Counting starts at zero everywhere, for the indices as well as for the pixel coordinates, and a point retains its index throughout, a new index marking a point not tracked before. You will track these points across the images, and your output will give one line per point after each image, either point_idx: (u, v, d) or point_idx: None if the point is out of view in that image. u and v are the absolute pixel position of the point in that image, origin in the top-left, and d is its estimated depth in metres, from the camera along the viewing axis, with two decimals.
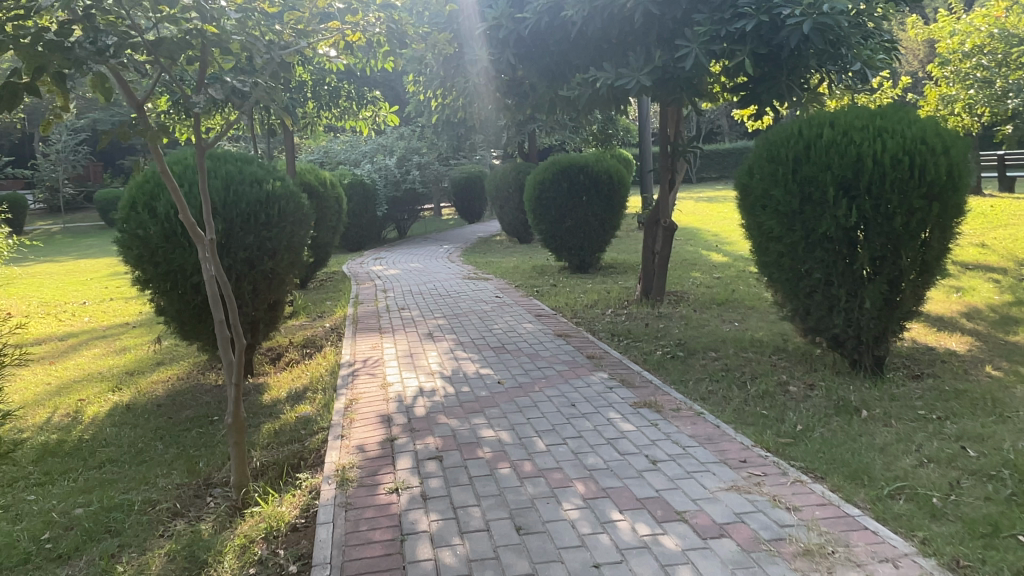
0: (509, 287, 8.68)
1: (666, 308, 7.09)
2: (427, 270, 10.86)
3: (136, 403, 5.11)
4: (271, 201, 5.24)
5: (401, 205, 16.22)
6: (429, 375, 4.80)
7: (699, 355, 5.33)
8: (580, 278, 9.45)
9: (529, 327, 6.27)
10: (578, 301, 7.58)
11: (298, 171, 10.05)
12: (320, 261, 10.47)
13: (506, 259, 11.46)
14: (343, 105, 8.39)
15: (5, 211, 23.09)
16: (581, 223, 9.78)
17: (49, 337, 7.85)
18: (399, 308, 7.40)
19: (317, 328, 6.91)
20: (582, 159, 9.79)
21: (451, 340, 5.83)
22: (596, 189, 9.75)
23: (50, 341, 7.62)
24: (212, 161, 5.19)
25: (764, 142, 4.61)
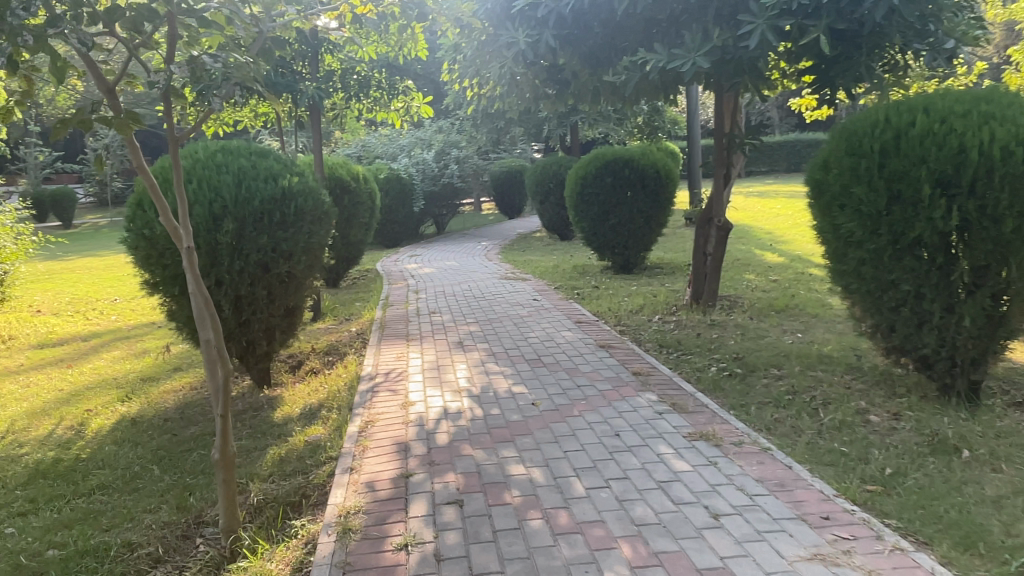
0: (548, 289, 8.16)
1: (719, 315, 6.47)
2: (463, 269, 10.40)
3: (143, 417, 4.75)
4: (288, 197, 4.82)
5: (439, 200, 15.81)
6: (455, 393, 4.31)
7: (760, 373, 4.73)
8: (623, 279, 8.87)
9: (568, 335, 5.74)
10: (623, 306, 7.00)
11: (329, 165, 9.69)
12: (353, 258, 10.09)
13: (545, 258, 10.93)
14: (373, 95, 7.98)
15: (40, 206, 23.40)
16: (626, 220, 9.17)
17: (73, 338, 7.62)
18: (430, 312, 6.95)
19: (342, 333, 6.50)
20: (627, 152, 9.18)
21: (482, 350, 5.35)
22: (642, 184, 9.11)
23: (73, 342, 7.38)
24: (225, 155, 4.80)
25: (842, 131, 4.00)
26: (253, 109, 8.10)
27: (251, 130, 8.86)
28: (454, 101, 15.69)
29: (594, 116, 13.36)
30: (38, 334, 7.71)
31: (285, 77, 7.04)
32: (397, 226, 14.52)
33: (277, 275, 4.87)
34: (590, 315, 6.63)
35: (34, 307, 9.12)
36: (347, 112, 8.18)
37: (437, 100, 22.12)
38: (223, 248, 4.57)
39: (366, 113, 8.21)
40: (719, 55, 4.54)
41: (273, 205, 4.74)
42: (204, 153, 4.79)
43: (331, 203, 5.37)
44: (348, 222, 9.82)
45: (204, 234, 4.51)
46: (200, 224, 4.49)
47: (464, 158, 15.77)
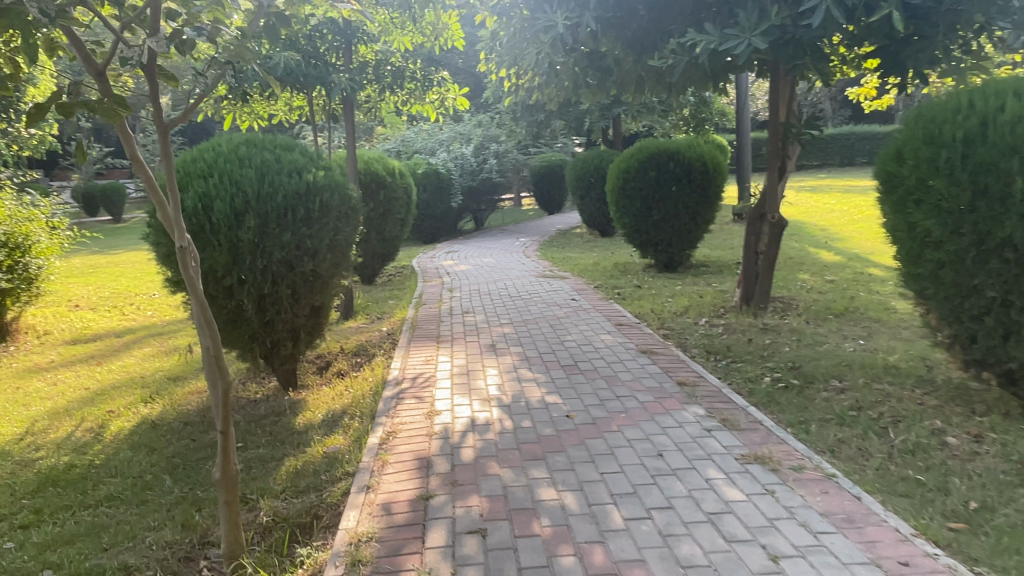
0: (587, 288, 7.81)
1: (771, 319, 6.04)
2: (500, 266, 10.11)
3: (163, 420, 4.58)
4: (313, 192, 4.59)
5: (478, 195, 15.55)
6: (484, 402, 4.01)
7: (819, 385, 4.31)
8: (667, 278, 8.46)
9: (607, 339, 5.39)
10: (667, 308, 6.62)
11: (365, 159, 9.50)
12: (388, 255, 9.89)
13: (585, 255, 10.57)
14: (408, 87, 7.64)
15: (82, 202, 23.88)
16: (670, 216, 8.76)
17: (107, 333, 7.57)
18: (464, 312, 6.68)
19: (372, 333, 6.27)
20: (672, 144, 8.75)
21: (516, 355, 5.05)
22: (688, 178, 8.67)
23: (107, 339, 7.33)
24: (248, 148, 4.59)
25: (920, 118, 3.57)
26: (287, 102, 7.93)
27: (285, 124, 8.71)
28: (494, 94, 15.40)
29: (638, 108, 12.92)
30: (74, 330, 7.70)
31: (317, 68, 6.84)
32: (435, 222, 14.32)
33: (301, 273, 4.64)
34: (632, 317, 6.27)
35: (73, 301, 9.17)
36: (382, 105, 7.96)
37: (478, 94, 21.86)
38: (244, 245, 4.35)
39: (401, 106, 7.99)
40: (777, 35, 4.13)
41: (297, 200, 4.51)
42: (227, 146, 4.58)
43: (358, 198, 5.13)
44: (383, 217, 9.62)
45: (224, 231, 4.29)
46: (220, 220, 4.28)
47: (504, 152, 15.48)
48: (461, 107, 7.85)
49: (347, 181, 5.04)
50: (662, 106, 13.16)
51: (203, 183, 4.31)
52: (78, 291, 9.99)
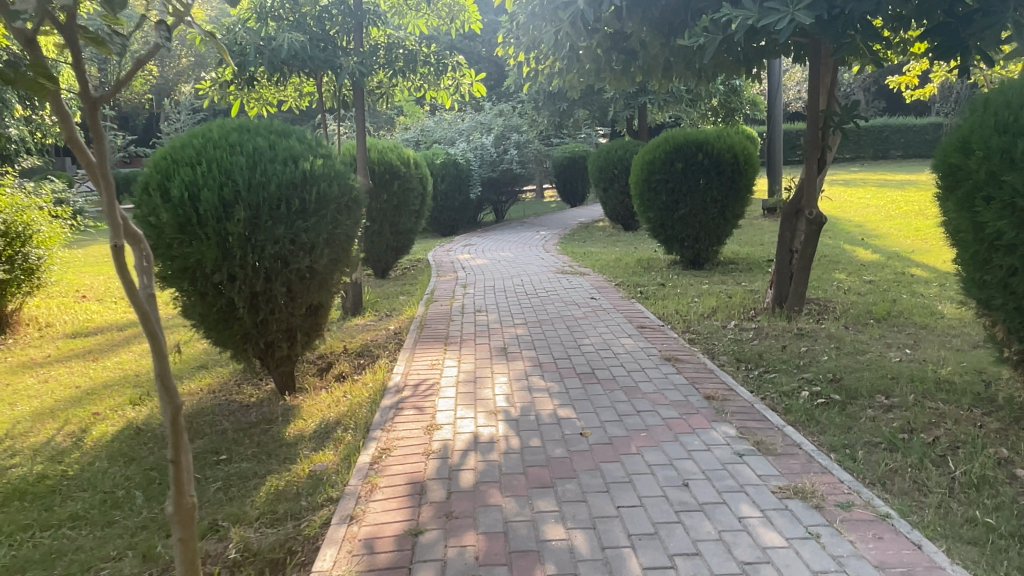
0: (608, 285, 7.40)
1: (806, 323, 5.59)
2: (517, 260, 9.72)
3: (149, 425, 4.29)
4: (310, 180, 4.25)
5: (498, 186, 15.16)
6: (490, 414, 3.65)
7: (863, 402, 3.88)
8: (693, 276, 8.01)
9: (628, 343, 5.00)
10: (693, 309, 6.19)
11: (379, 148, 9.15)
12: (402, 248, 9.56)
13: (607, 250, 10.15)
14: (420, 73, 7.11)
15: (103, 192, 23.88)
16: (697, 210, 8.30)
17: (110, 327, 7.34)
18: (477, 310, 6.32)
19: (379, 331, 5.94)
20: (700, 134, 8.28)
21: (529, 360, 4.66)
22: (716, 170, 8.20)
23: (109, 334, 7.09)
24: (240, 134, 4.26)
25: (991, 103, 3.11)
26: (297, 88, 7.60)
27: (296, 111, 8.39)
28: (516, 83, 14.97)
29: (665, 97, 12.42)
30: (78, 323, 7.49)
31: (325, 52, 6.50)
32: (454, 214, 13.96)
33: (296, 269, 4.30)
34: (656, 319, 5.86)
35: (81, 293, 8.97)
36: (393, 92, 7.62)
37: (500, 84, 21.43)
38: (234, 238, 4.02)
39: (412, 92, 7.66)
40: (824, 9, 3.69)
41: (292, 188, 4.17)
42: (218, 132, 4.25)
43: (361, 188, 4.78)
44: (397, 209, 9.28)
45: (212, 224, 3.97)
46: (208, 212, 3.96)
47: (525, 142, 15.06)
48: (477, 94, 7.50)
49: (350, 170, 4.70)
50: (690, 95, 12.66)
51: (190, 171, 3.99)
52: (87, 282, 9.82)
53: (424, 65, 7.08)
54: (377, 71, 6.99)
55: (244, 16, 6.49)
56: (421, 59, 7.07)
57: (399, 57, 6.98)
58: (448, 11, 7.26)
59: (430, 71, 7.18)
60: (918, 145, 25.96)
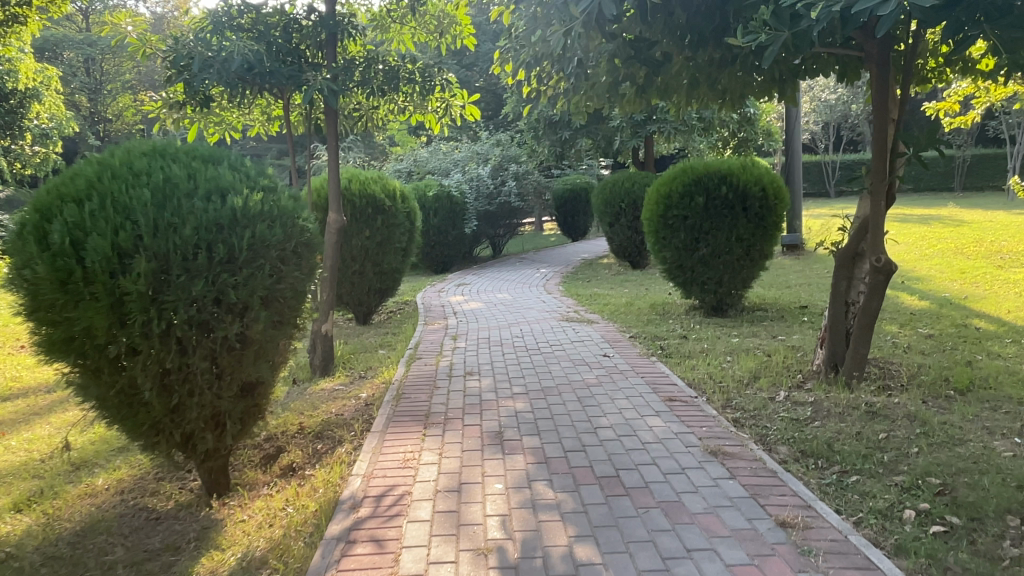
0: (621, 338, 6.33)
1: (873, 396, 4.51)
2: (516, 304, 8.67)
3: (19, 548, 3.18)
4: (242, 221, 3.21)
5: (495, 220, 14.17)
6: (477, 556, 2.54)
7: (994, 531, 2.80)
8: (718, 325, 6.96)
9: (657, 426, 3.92)
10: (728, 373, 5.12)
11: (361, 178, 8.16)
12: (387, 290, 8.50)
13: (615, 292, 9.10)
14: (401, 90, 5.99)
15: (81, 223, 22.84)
16: (721, 250, 7.27)
17: (38, 390, 6.24)
18: (468, 373, 5.23)
19: (347, 401, 4.86)
20: (723, 165, 7.29)
21: (531, 452, 3.57)
22: (743, 205, 7.18)
23: (33, 398, 5.98)
24: (152, 161, 3.24)
25: None
26: (264, 110, 6.66)
27: (265, 137, 7.43)
28: (515, 110, 14.08)
29: (676, 125, 11.53)
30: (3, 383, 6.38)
31: (289, 66, 5.53)
32: (447, 249, 12.95)
33: (222, 338, 3.24)
34: (685, 386, 4.80)
35: (19, 344, 7.88)
36: (370, 115, 6.59)
37: (498, 113, 20.59)
38: (133, 299, 2.96)
39: (394, 117, 6.66)
40: None
41: (217, 232, 3.13)
42: (121, 158, 3.22)
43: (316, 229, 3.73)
44: (381, 247, 8.24)
45: (102, 279, 2.91)
46: (96, 264, 2.90)
47: (524, 173, 14.10)
48: (470, 116, 6.42)
49: (301, 206, 3.66)
50: (702, 124, 11.76)
51: (75, 209, 2.95)
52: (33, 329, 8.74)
53: (407, 82, 6.04)
54: (353, 90, 5.99)
55: (197, 24, 5.54)
56: (404, 75, 6.03)
57: (379, 74, 5.95)
58: (437, 24, 6.34)
59: (415, 90, 6.16)
60: (928, 178, 25.19)
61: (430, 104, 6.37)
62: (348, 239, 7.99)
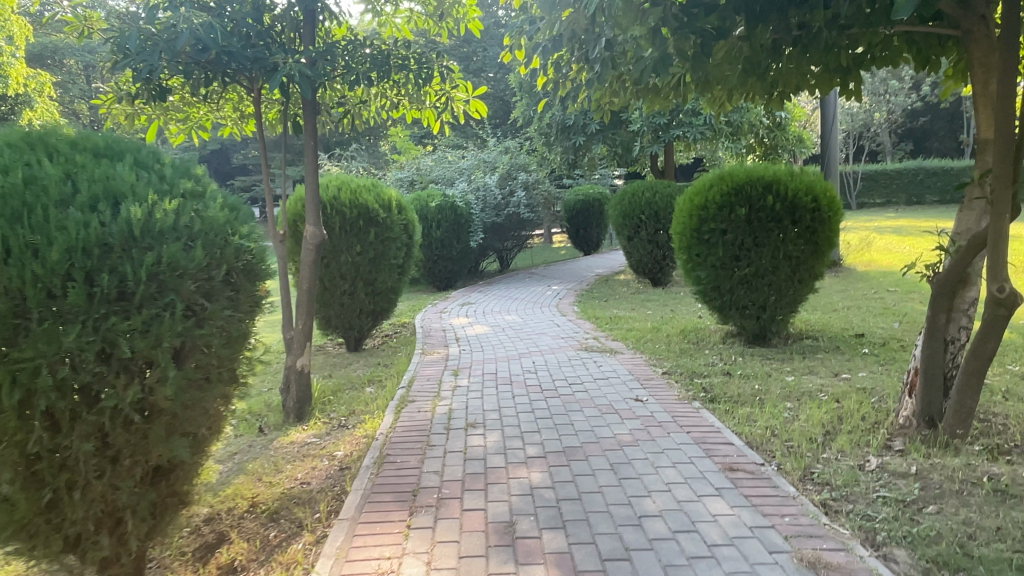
0: (652, 375, 5.31)
1: (993, 467, 3.50)
2: (525, 328, 7.67)
3: None
4: (142, 240, 2.23)
5: (503, 232, 13.22)
6: None
7: None
8: (765, 358, 5.94)
9: (725, 518, 2.90)
10: (795, 429, 4.10)
11: (353, 186, 7.21)
12: (381, 313, 7.52)
13: (638, 315, 8.11)
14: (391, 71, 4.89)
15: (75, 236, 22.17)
16: (766, 269, 6.25)
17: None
18: (470, 424, 4.21)
19: (319, 463, 3.86)
20: (767, 171, 6.29)
21: (555, 562, 2.55)
22: (792, 218, 6.15)
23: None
24: (18, 152, 2.25)
25: None
26: (236, 106, 5.72)
27: (239, 138, 6.51)
28: (525, 115, 13.11)
29: (702, 129, 10.53)
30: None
31: (257, 48, 4.58)
32: (450, 264, 11.96)
33: (115, 408, 2.25)
34: (744, 447, 3.78)
35: None
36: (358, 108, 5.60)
37: (506, 120, 19.64)
38: None
39: (387, 111, 5.67)
40: None
41: (104, 255, 2.14)
42: None
43: (264, 245, 2.74)
44: (374, 263, 7.27)
45: None
46: None
47: (535, 182, 13.12)
48: (475, 113, 5.46)
49: (240, 217, 2.67)
50: (730, 128, 10.79)
51: None
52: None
53: (399, 69, 4.97)
54: (335, 80, 4.95)
55: None
56: (393, 63, 4.93)
57: (365, 60, 4.87)
58: (437, 3, 5.40)
59: (409, 79, 5.13)
60: None
61: (427, 98, 5.40)
62: (337, 255, 7.01)
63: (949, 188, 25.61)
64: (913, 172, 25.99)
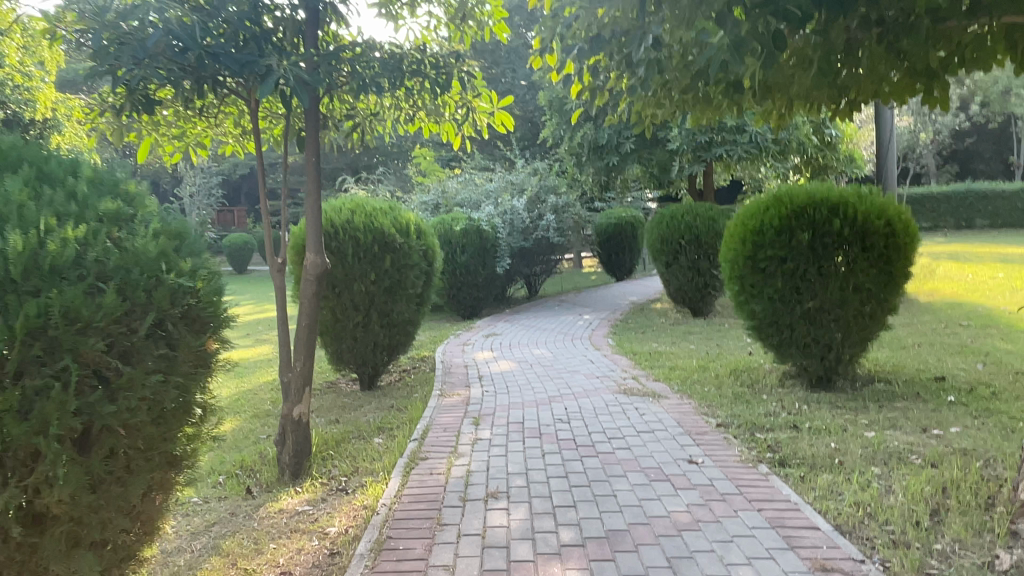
0: (704, 428, 4.55)
1: None
2: (556, 364, 6.96)
3: None
4: (25, 282, 1.59)
5: (531, 257, 12.56)
6: None
7: None
8: (834, 407, 5.13)
9: None
10: (892, 508, 3.30)
11: (368, 209, 6.62)
12: (397, 347, 6.86)
13: (680, 350, 7.34)
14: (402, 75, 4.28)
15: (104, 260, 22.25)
16: (832, 303, 5.46)
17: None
18: (491, 493, 3.48)
19: (308, 544, 3.16)
20: (831, 191, 5.52)
21: None
22: (861, 244, 5.36)
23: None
24: None
25: None
26: (237, 121, 5.19)
27: (240, 157, 5.96)
28: (555, 135, 12.49)
29: (746, 147, 9.78)
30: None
31: (248, 49, 3.99)
32: (476, 291, 11.30)
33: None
34: (833, 533, 3.02)
35: None
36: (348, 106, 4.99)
37: (535, 142, 19.10)
38: None
39: (400, 125, 5.10)
40: None
41: None
42: None
43: (218, 283, 2.08)
44: (390, 293, 6.63)
45: None
46: None
47: (565, 206, 12.46)
48: (500, 125, 4.81)
49: (183, 245, 2.02)
50: (777, 146, 10.04)
51: None
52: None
53: (413, 75, 4.33)
54: (341, 88, 4.35)
55: None
56: (406, 69, 4.31)
57: (373, 64, 4.24)
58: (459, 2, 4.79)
59: (424, 86, 4.49)
60: None
61: (445, 107, 4.76)
62: (349, 284, 6.39)
63: (1001, 212, 24.46)
64: (962, 195, 24.91)
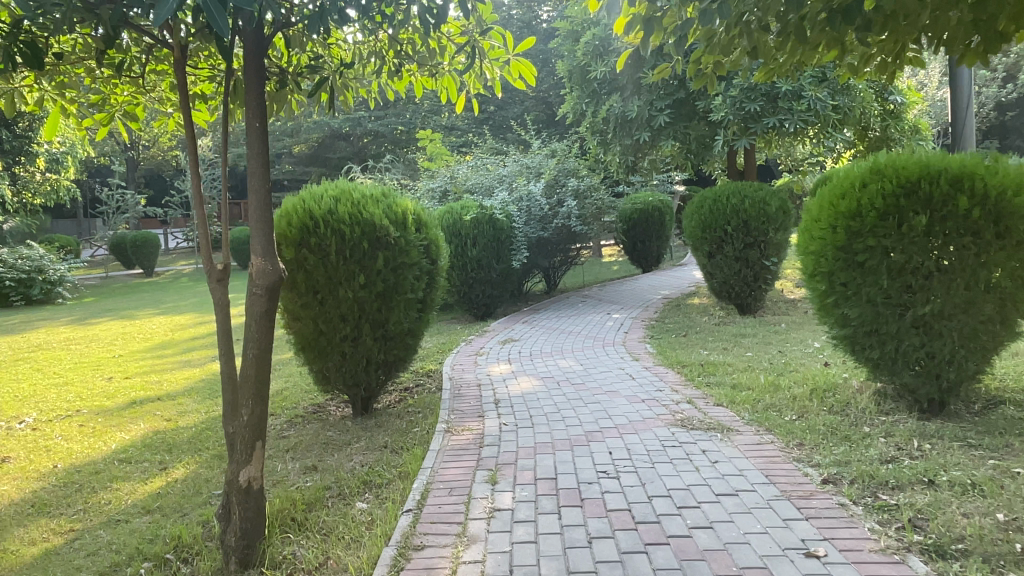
0: (808, 490, 3.29)
1: None
2: (589, 379, 5.73)
3: None
4: None
5: (550, 249, 11.32)
6: None
7: None
8: (965, 447, 3.86)
9: None
10: None
11: (355, 196, 5.38)
12: (394, 363, 5.65)
13: (739, 361, 6.07)
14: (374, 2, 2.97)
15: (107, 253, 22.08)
16: (955, 307, 4.15)
17: (118, 472, 4.69)
18: None
19: None
20: (951, 160, 4.22)
21: None
22: (995, 229, 4.06)
23: (45, 501, 4.25)
24: None
25: None
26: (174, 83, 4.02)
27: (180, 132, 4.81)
28: (575, 110, 11.16)
29: (804, 116, 8.46)
30: (44, 470, 4.86)
31: None
32: (489, 288, 10.06)
33: None
34: None
35: None
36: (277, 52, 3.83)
37: (552, 123, 17.83)
38: None
39: (385, 78, 3.90)
40: None
41: None
42: None
43: None
44: (384, 299, 5.41)
45: None
46: None
47: (587, 190, 11.16)
48: (517, 73, 3.52)
49: None
50: (838, 114, 8.70)
51: None
52: (103, 388, 7.36)
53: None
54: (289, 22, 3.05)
55: None
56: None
57: None
58: None
59: (410, 18, 3.18)
60: None
61: (441, 42, 3.46)
62: (333, 288, 5.18)
63: None
64: None
